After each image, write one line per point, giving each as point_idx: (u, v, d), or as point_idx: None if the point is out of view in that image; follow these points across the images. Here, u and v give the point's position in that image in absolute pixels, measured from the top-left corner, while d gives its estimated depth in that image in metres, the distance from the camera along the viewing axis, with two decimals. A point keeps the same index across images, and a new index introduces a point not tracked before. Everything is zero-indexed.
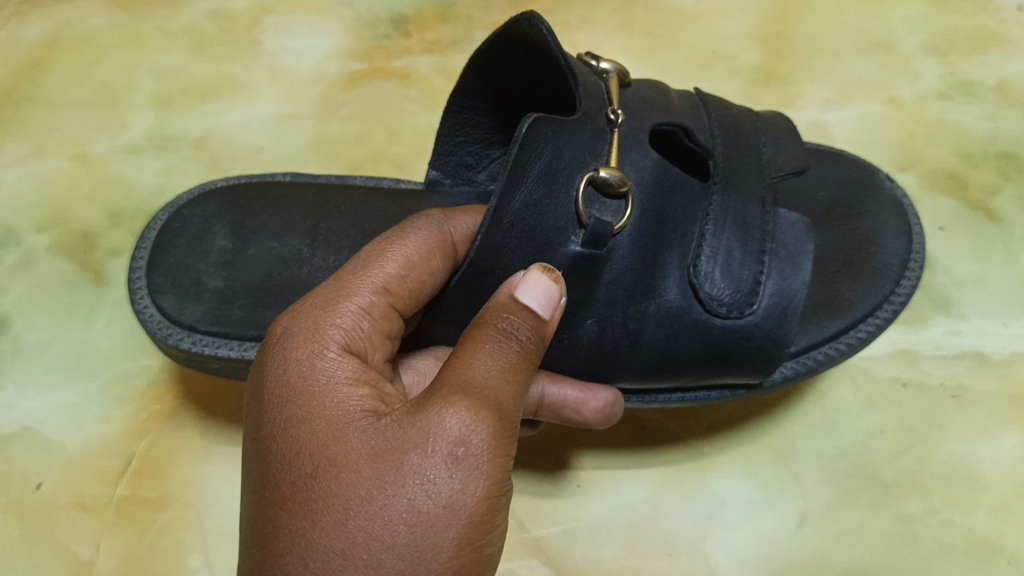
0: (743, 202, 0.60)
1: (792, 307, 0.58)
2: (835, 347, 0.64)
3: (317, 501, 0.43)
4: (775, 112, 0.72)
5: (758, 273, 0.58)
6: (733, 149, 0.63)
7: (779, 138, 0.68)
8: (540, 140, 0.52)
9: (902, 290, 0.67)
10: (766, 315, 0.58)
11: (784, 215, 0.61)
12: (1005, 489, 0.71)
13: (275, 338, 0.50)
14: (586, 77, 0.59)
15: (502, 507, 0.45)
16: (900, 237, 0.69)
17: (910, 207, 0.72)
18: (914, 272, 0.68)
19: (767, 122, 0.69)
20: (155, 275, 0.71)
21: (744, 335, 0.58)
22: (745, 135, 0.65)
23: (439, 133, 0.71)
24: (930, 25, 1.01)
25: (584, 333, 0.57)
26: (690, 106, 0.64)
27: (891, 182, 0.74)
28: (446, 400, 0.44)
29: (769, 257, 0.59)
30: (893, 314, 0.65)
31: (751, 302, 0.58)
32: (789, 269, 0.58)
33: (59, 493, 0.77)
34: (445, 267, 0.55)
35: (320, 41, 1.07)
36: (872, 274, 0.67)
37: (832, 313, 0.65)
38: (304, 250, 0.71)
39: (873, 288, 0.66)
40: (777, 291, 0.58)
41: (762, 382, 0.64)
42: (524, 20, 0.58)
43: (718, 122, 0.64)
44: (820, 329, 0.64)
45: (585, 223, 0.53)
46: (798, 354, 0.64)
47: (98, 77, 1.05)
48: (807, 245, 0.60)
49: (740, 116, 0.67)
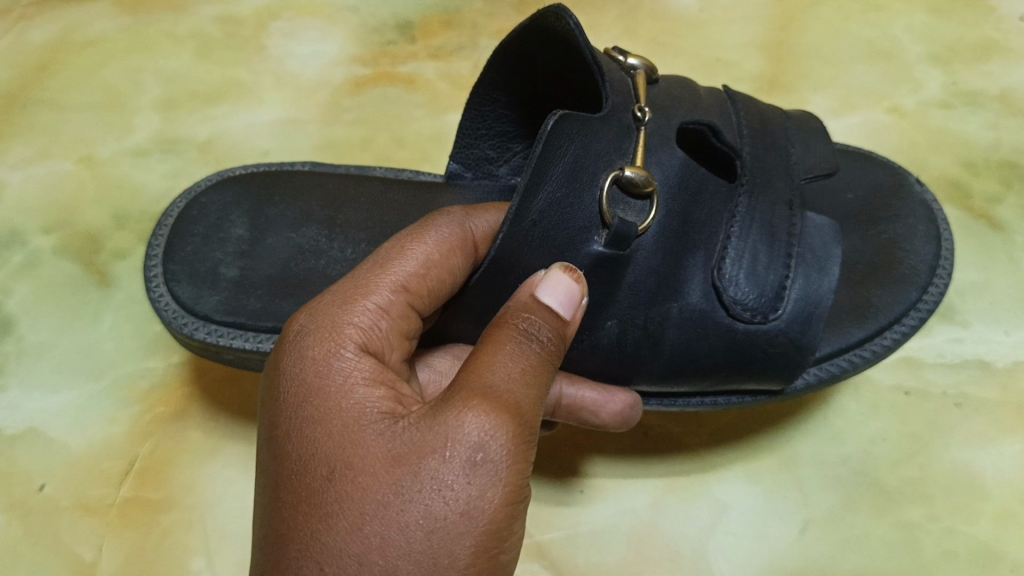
0: (770, 205, 0.60)
1: (817, 314, 0.58)
2: (860, 354, 0.64)
3: (333, 503, 0.43)
4: (803, 113, 0.72)
5: (784, 278, 0.58)
6: (761, 150, 0.63)
7: (809, 138, 0.68)
8: (566, 136, 0.53)
9: (928, 296, 0.67)
10: (791, 320, 0.58)
11: (812, 218, 0.61)
12: (1007, 497, 0.72)
13: (291, 336, 0.50)
14: (614, 73, 0.59)
15: (519, 514, 0.45)
16: (929, 243, 0.70)
17: (939, 212, 0.73)
18: (941, 279, 0.68)
19: (796, 122, 0.69)
20: (172, 262, 0.71)
21: (768, 340, 0.58)
22: (773, 135, 0.65)
23: (461, 126, 0.72)
24: (931, 35, 1.02)
25: (604, 335, 0.57)
26: (718, 105, 0.64)
27: (920, 186, 0.75)
28: (465, 403, 0.44)
29: (795, 260, 0.59)
30: (920, 321, 0.66)
31: (775, 307, 0.58)
32: (815, 274, 0.59)
33: (63, 494, 0.77)
34: (466, 266, 0.55)
35: (327, 46, 1.07)
36: (898, 281, 0.67)
37: (856, 319, 0.65)
38: (322, 242, 0.72)
39: (900, 294, 0.66)
40: (802, 297, 0.58)
41: (785, 388, 0.64)
42: (552, 13, 0.58)
43: (746, 122, 0.64)
44: (844, 335, 0.64)
45: (608, 223, 0.53)
46: (821, 361, 0.64)
47: (104, 81, 1.05)
48: (835, 250, 0.60)
49: (769, 115, 0.67)
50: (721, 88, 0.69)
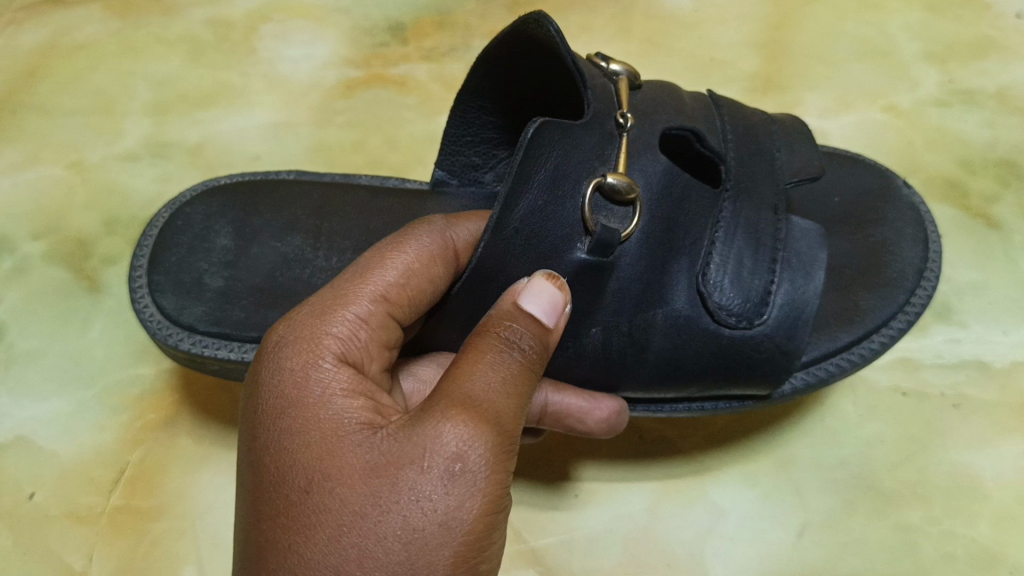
0: (755, 208, 0.59)
1: (803, 318, 0.58)
2: (848, 358, 0.64)
3: (310, 515, 0.43)
4: (790, 117, 0.71)
5: (769, 282, 0.57)
6: (746, 154, 0.62)
7: (795, 142, 0.67)
8: (547, 144, 0.52)
9: (917, 300, 0.66)
10: (776, 326, 0.57)
11: (798, 222, 0.61)
12: (1007, 499, 0.71)
13: (270, 347, 0.50)
14: (596, 78, 0.58)
15: (500, 523, 0.44)
16: (917, 245, 0.69)
17: (928, 215, 0.72)
18: (930, 282, 0.67)
19: (781, 125, 0.69)
20: (157, 273, 0.70)
21: (753, 346, 0.57)
22: (758, 139, 0.64)
23: (446, 132, 0.71)
24: (928, 32, 1.01)
25: (589, 342, 0.56)
26: (703, 109, 0.64)
27: (909, 189, 0.74)
28: (443, 413, 0.44)
29: (780, 265, 0.58)
30: (908, 324, 0.65)
31: (761, 312, 0.57)
32: (801, 279, 0.58)
33: (52, 503, 0.76)
34: (447, 274, 0.54)
35: (317, 49, 1.07)
36: (887, 284, 0.66)
37: (844, 323, 0.64)
38: (307, 250, 0.71)
39: (888, 297, 0.65)
40: (787, 301, 0.57)
41: (772, 393, 0.63)
42: (533, 19, 0.57)
43: (731, 125, 0.63)
44: (832, 339, 0.64)
45: (591, 230, 0.52)
46: (808, 365, 0.63)
47: (94, 85, 1.05)
48: (821, 253, 0.59)
49: (754, 119, 0.66)
50: (706, 92, 0.68)
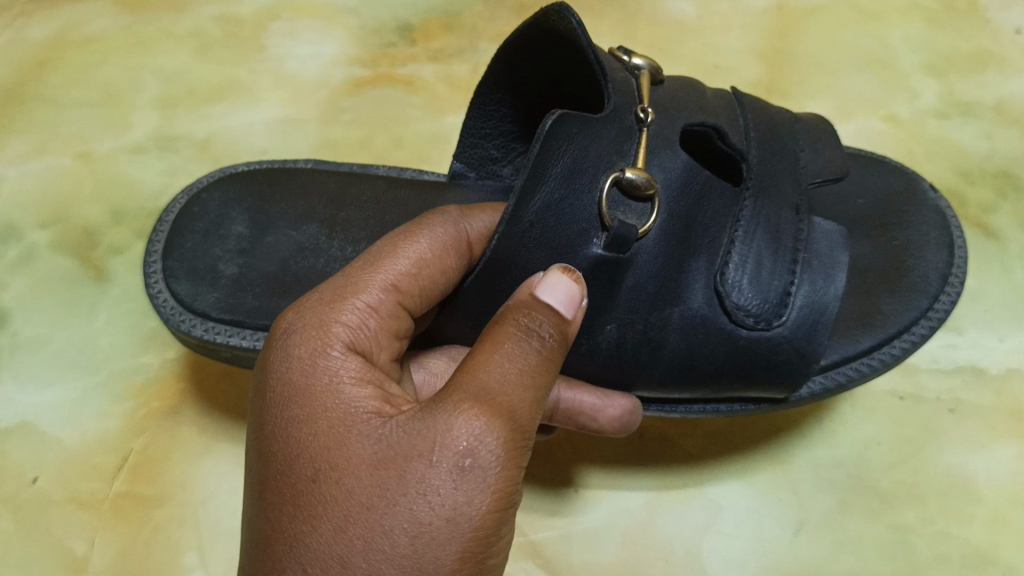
0: (777, 208, 0.60)
1: (822, 321, 0.58)
2: (868, 363, 0.65)
3: (317, 505, 0.44)
4: (816, 117, 0.72)
5: (789, 283, 0.58)
6: (768, 153, 0.63)
7: (819, 142, 0.68)
8: (564, 137, 0.53)
9: (940, 305, 0.67)
10: (795, 327, 0.58)
11: (819, 224, 0.62)
12: (1001, 502, 0.72)
13: (278, 334, 0.50)
14: (617, 73, 0.60)
15: (507, 518, 0.45)
16: (942, 249, 0.70)
17: (953, 218, 0.73)
18: (955, 287, 0.68)
19: (806, 124, 0.70)
20: (171, 259, 0.71)
21: (771, 347, 0.58)
22: (782, 138, 0.65)
23: (465, 125, 0.72)
24: (928, 44, 1.03)
25: (604, 339, 0.58)
26: (727, 108, 0.65)
27: (934, 192, 0.75)
28: (453, 408, 0.44)
29: (801, 266, 0.59)
30: (929, 330, 0.66)
31: (779, 313, 0.58)
32: (821, 281, 0.59)
33: (55, 488, 0.77)
34: (460, 265, 0.56)
35: (325, 47, 1.08)
36: (909, 288, 0.67)
37: (865, 327, 0.65)
38: (322, 240, 0.72)
39: (911, 302, 0.67)
40: (807, 303, 0.58)
41: (789, 397, 0.64)
42: (554, 11, 0.59)
43: (753, 124, 0.64)
44: (852, 343, 0.65)
45: (608, 226, 0.54)
46: (827, 370, 0.64)
47: (103, 78, 1.05)
48: (841, 255, 0.60)
49: (778, 118, 0.67)
50: (729, 88, 0.69)
